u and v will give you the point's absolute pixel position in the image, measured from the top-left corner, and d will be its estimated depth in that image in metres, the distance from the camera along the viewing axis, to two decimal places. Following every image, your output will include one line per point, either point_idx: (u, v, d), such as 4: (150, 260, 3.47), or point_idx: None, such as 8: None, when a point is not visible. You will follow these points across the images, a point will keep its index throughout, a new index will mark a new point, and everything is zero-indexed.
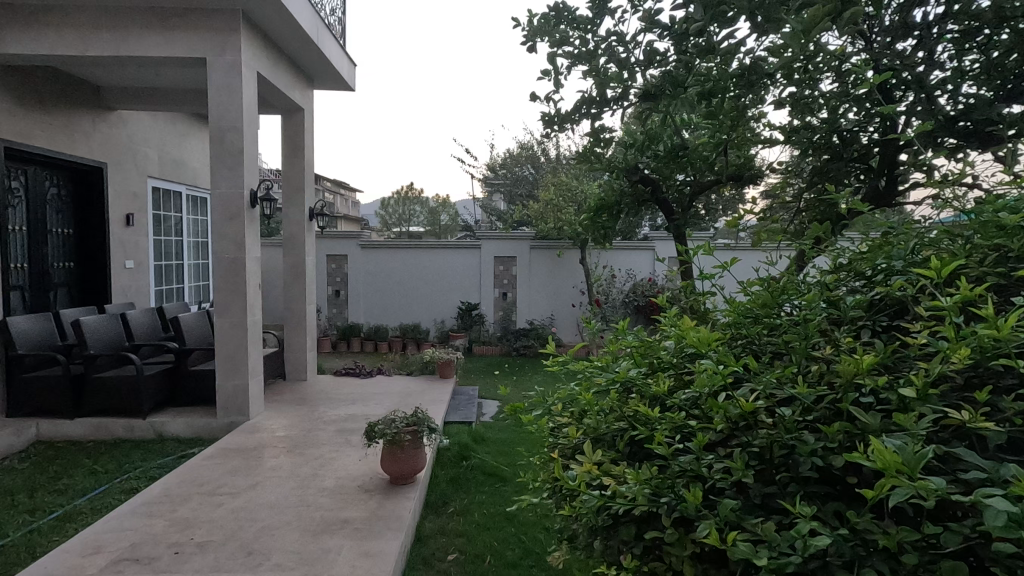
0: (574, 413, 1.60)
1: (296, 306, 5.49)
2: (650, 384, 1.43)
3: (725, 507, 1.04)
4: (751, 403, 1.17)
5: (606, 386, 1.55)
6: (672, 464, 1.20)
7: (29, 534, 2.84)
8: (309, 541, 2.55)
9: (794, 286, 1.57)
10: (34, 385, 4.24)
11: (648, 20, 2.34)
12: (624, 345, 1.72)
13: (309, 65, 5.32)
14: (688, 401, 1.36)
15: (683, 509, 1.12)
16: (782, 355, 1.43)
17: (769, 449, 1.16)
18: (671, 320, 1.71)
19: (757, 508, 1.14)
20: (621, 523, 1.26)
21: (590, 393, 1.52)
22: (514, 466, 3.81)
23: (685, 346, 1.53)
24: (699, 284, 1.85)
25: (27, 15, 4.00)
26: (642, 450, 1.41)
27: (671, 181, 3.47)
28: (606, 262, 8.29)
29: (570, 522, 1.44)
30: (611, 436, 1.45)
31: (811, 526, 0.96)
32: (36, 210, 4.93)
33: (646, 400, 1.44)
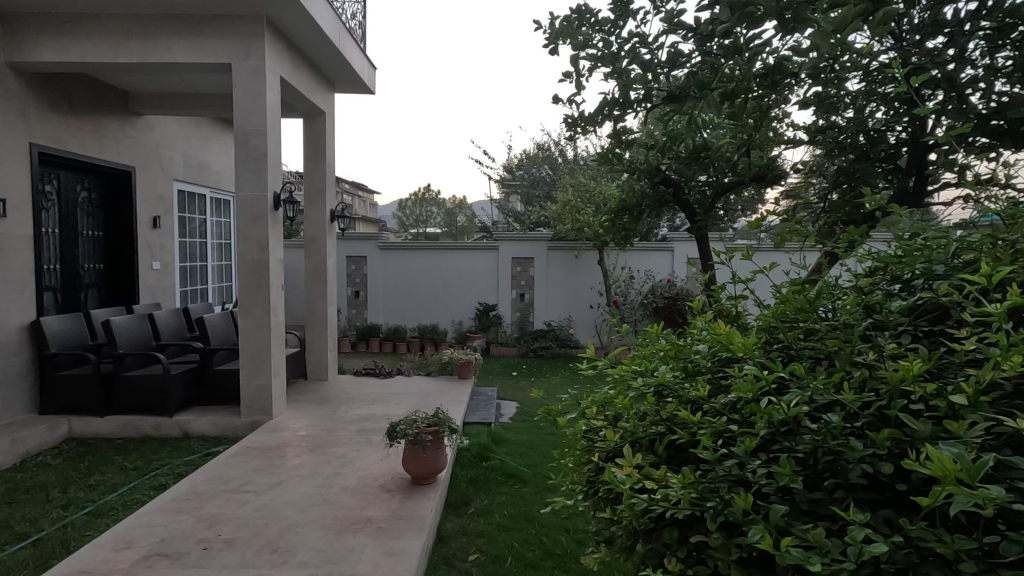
0: (609, 416, 1.62)
1: (317, 306, 5.56)
2: (689, 389, 1.44)
3: (776, 513, 1.04)
4: (796, 409, 1.17)
5: (642, 390, 1.55)
6: (716, 468, 1.20)
7: (62, 528, 2.92)
8: (332, 539, 2.58)
9: (829, 291, 1.57)
10: (67, 383, 4.37)
11: (671, 21, 2.33)
12: (658, 349, 1.72)
13: (331, 70, 5.40)
14: (728, 405, 1.36)
15: (730, 513, 1.12)
16: (822, 360, 1.42)
17: (815, 454, 1.15)
18: (704, 323, 1.71)
19: (805, 514, 1.14)
20: (662, 526, 1.27)
21: (627, 397, 1.53)
22: (534, 467, 3.82)
23: (720, 351, 1.53)
24: (730, 288, 1.84)
25: (60, 23, 4.12)
26: (683, 454, 1.41)
27: (693, 182, 3.44)
28: (624, 263, 8.25)
29: (609, 523, 1.45)
30: (648, 439, 1.46)
31: (865, 533, 0.95)
32: (69, 213, 5.08)
33: (685, 404, 1.44)
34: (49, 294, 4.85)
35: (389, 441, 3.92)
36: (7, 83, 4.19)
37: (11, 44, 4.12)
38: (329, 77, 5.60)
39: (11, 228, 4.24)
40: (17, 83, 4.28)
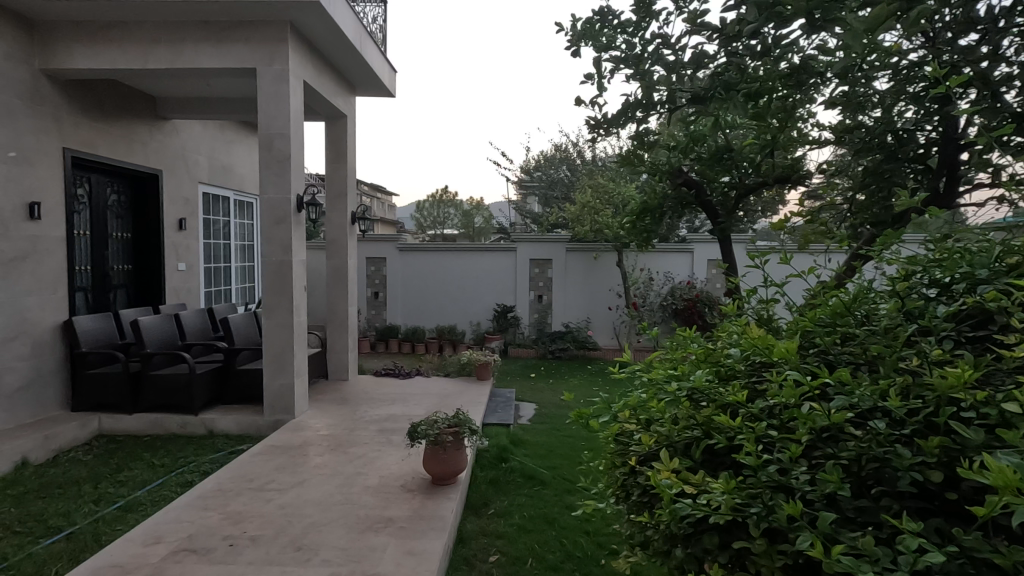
0: (642, 420, 1.62)
1: (338, 307, 5.63)
2: (726, 393, 1.43)
3: (824, 520, 1.03)
4: (840, 415, 1.16)
5: (677, 395, 1.55)
6: (759, 474, 1.20)
7: (94, 523, 2.99)
8: (355, 538, 2.61)
9: (866, 296, 1.56)
10: (97, 381, 4.49)
11: (695, 21, 2.31)
12: (694, 354, 1.72)
13: (353, 73, 5.46)
14: (767, 410, 1.36)
15: (774, 519, 1.11)
16: (861, 365, 1.40)
17: (859, 460, 1.14)
18: (737, 328, 1.71)
19: (851, 522, 1.12)
20: (701, 531, 1.26)
21: (661, 401, 1.53)
22: (554, 470, 3.81)
23: (756, 356, 1.53)
24: (762, 291, 1.83)
25: (92, 31, 4.24)
26: (721, 458, 1.41)
27: (716, 183, 3.38)
28: (644, 265, 8.19)
29: (645, 527, 1.45)
30: (684, 444, 1.46)
31: (919, 543, 0.94)
32: (99, 216, 5.21)
33: (722, 409, 1.44)
34: (80, 294, 4.98)
35: (409, 442, 3.95)
36: (42, 90, 4.32)
37: (45, 52, 4.24)
38: (351, 80, 5.67)
39: (46, 231, 4.37)
40: (52, 90, 4.42)
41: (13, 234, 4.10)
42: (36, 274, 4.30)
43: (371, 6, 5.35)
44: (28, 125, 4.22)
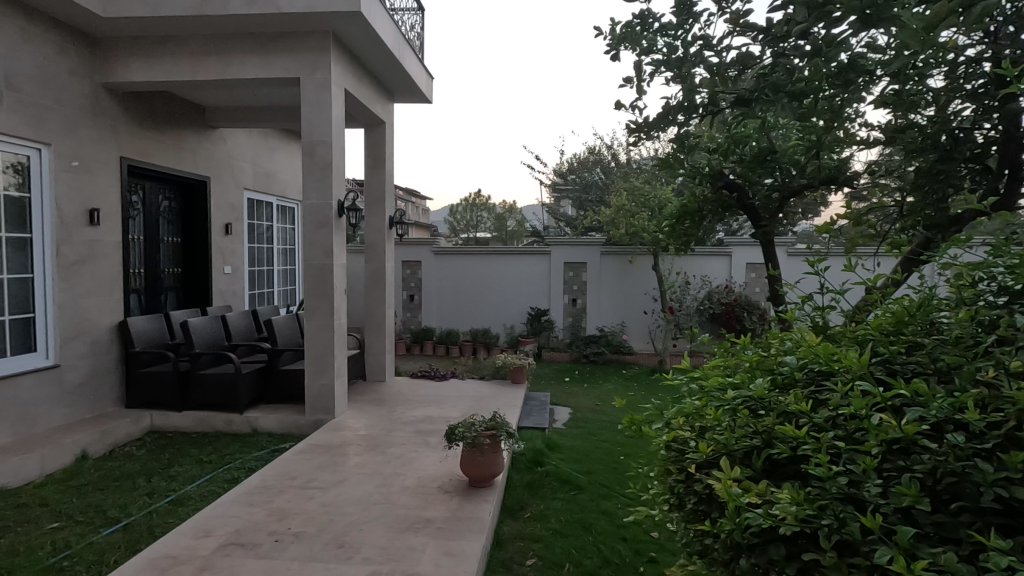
0: (697, 428, 1.62)
1: (376, 309, 5.74)
2: (788, 401, 1.42)
3: (903, 534, 1.01)
4: (914, 427, 1.13)
5: (735, 403, 1.54)
6: (827, 485, 1.18)
7: (148, 515, 3.13)
8: (395, 538, 2.65)
9: (931, 302, 1.54)
10: (150, 380, 4.69)
11: (739, 21, 2.28)
12: (750, 362, 1.71)
13: (392, 81, 5.57)
14: (832, 420, 1.34)
15: (847, 532, 1.09)
16: (930, 376, 1.36)
17: (936, 474, 1.12)
18: (795, 338, 1.70)
19: (930, 538, 1.09)
20: (765, 540, 1.25)
21: (719, 409, 1.52)
22: (590, 474, 3.79)
23: (817, 365, 1.52)
24: (818, 298, 1.80)
25: (148, 46, 4.46)
26: (784, 468, 1.39)
27: (758, 186, 3.24)
28: (681, 268, 8.07)
29: (704, 535, 1.44)
30: (744, 452, 1.44)
31: (1009, 560, 0.91)
32: (152, 221, 5.47)
33: (784, 418, 1.43)
34: (134, 296, 5.23)
35: (446, 443, 3.99)
36: (102, 102, 4.57)
37: (105, 66, 4.49)
38: (390, 88, 5.79)
39: (104, 235, 4.61)
40: (111, 102, 4.66)
41: (74, 238, 4.34)
42: (94, 276, 4.53)
43: (409, 14, 5.45)
44: (89, 136, 4.46)
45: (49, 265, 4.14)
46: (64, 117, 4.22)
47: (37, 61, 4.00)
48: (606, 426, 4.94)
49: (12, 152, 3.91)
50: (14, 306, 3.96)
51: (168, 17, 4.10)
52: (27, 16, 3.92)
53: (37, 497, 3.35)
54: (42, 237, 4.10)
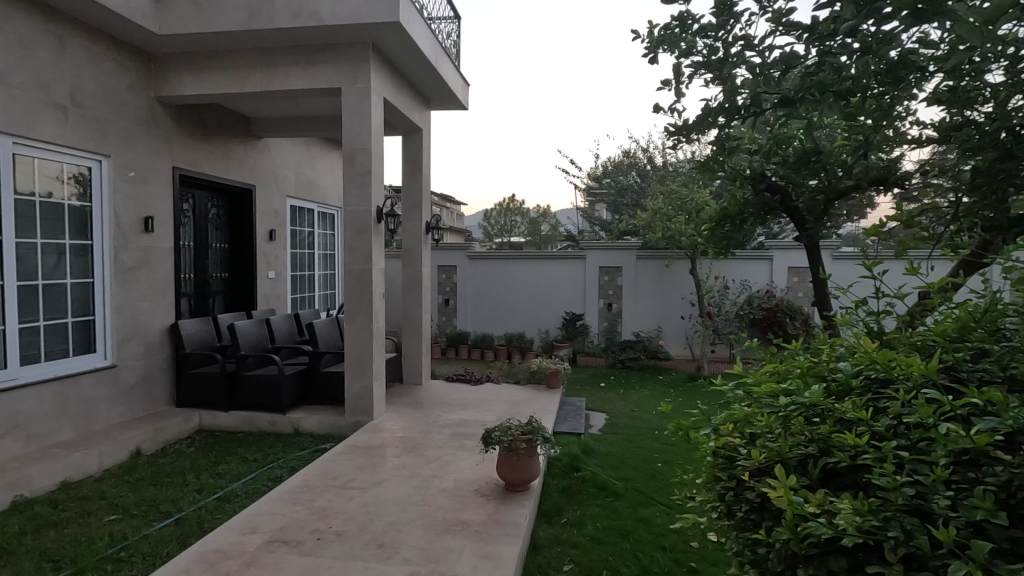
0: (748, 434, 1.59)
1: (413, 313, 5.83)
2: (845, 409, 1.39)
3: (980, 548, 0.97)
4: (986, 438, 1.10)
5: (788, 410, 1.52)
6: (893, 496, 1.15)
7: (197, 510, 3.26)
8: (433, 539, 2.68)
9: (994, 307, 1.51)
10: (199, 380, 4.89)
11: (781, 21, 2.23)
12: (801, 369, 1.68)
13: (429, 89, 5.67)
14: (893, 429, 1.31)
15: (916, 545, 1.07)
16: (998, 384, 1.33)
17: (1010, 487, 1.08)
18: (850, 345, 1.67)
19: (1005, 554, 1.05)
20: (825, 552, 1.22)
21: (772, 416, 1.50)
22: (627, 481, 3.75)
23: (875, 372, 1.48)
24: (872, 303, 1.76)
25: (199, 60, 4.66)
26: (841, 477, 1.36)
27: (802, 187, 3.12)
28: (719, 273, 7.92)
29: (757, 544, 1.42)
30: (799, 460, 1.42)
31: None
32: (202, 228, 5.70)
33: (841, 427, 1.40)
34: (185, 300, 5.47)
35: (482, 447, 4.01)
36: (156, 115, 4.80)
37: (160, 81, 4.72)
38: (427, 96, 5.89)
39: (158, 242, 4.83)
40: (164, 115, 4.89)
41: (130, 245, 4.57)
42: (149, 281, 4.75)
43: (446, 22, 5.54)
44: (145, 148, 4.70)
45: (107, 271, 4.37)
46: (122, 130, 4.46)
47: (98, 78, 4.23)
48: (644, 433, 4.87)
49: (75, 164, 4.14)
50: (76, 309, 4.19)
51: (218, 33, 4.28)
52: (90, 35, 4.15)
53: (96, 491, 3.53)
54: (101, 244, 4.33)
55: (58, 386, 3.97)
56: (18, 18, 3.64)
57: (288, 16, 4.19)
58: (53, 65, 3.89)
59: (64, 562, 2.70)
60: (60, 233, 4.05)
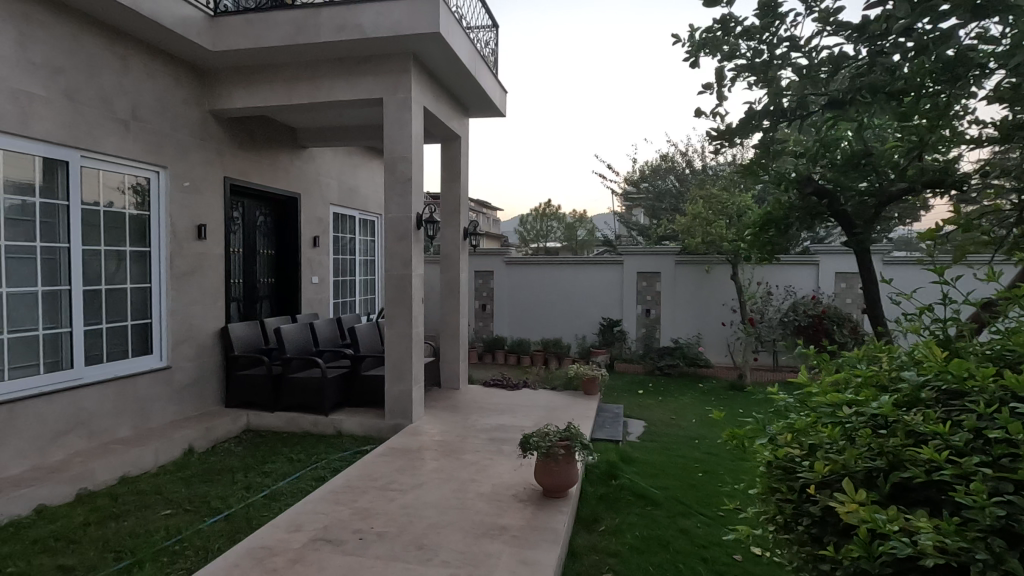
0: (809, 445, 1.57)
1: (451, 318, 5.90)
2: (917, 421, 1.35)
3: None
4: None
5: (853, 422, 1.49)
6: (977, 517, 1.11)
7: (246, 507, 3.38)
8: (472, 543, 2.70)
9: None
10: (246, 382, 5.08)
11: (828, 20, 2.16)
12: (862, 378, 1.64)
13: (467, 97, 5.75)
14: (971, 443, 1.28)
15: (1008, 568, 1.03)
16: None
17: None
18: (915, 354, 1.63)
19: None
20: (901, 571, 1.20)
21: (836, 428, 1.47)
22: (667, 491, 3.68)
23: (946, 383, 1.44)
24: (938, 310, 1.69)
25: (250, 75, 4.87)
26: (914, 493, 1.34)
27: (851, 190, 3.04)
28: (762, 278, 7.71)
29: (825, 559, 1.40)
30: (867, 474, 1.39)
31: None
32: (251, 235, 5.94)
33: (912, 440, 1.37)
34: (234, 304, 5.70)
35: (519, 452, 4.02)
36: (210, 128, 5.04)
37: (213, 95, 4.95)
38: (466, 103, 5.97)
39: (209, 249, 5.05)
40: (217, 128, 5.12)
41: (184, 251, 4.79)
42: (201, 286, 4.97)
43: (484, 31, 5.61)
44: (199, 159, 4.94)
45: (163, 276, 4.60)
46: (178, 142, 4.69)
47: (158, 93, 4.48)
48: (684, 441, 4.78)
49: (135, 175, 4.38)
50: (134, 312, 4.42)
51: (268, 48, 4.46)
52: (150, 53, 4.39)
53: (153, 486, 3.71)
54: (158, 250, 4.57)
55: (118, 385, 4.20)
56: (86, 39, 3.89)
57: (333, 30, 4.34)
58: (116, 83, 4.13)
59: (124, 552, 2.85)
60: (122, 240, 4.29)
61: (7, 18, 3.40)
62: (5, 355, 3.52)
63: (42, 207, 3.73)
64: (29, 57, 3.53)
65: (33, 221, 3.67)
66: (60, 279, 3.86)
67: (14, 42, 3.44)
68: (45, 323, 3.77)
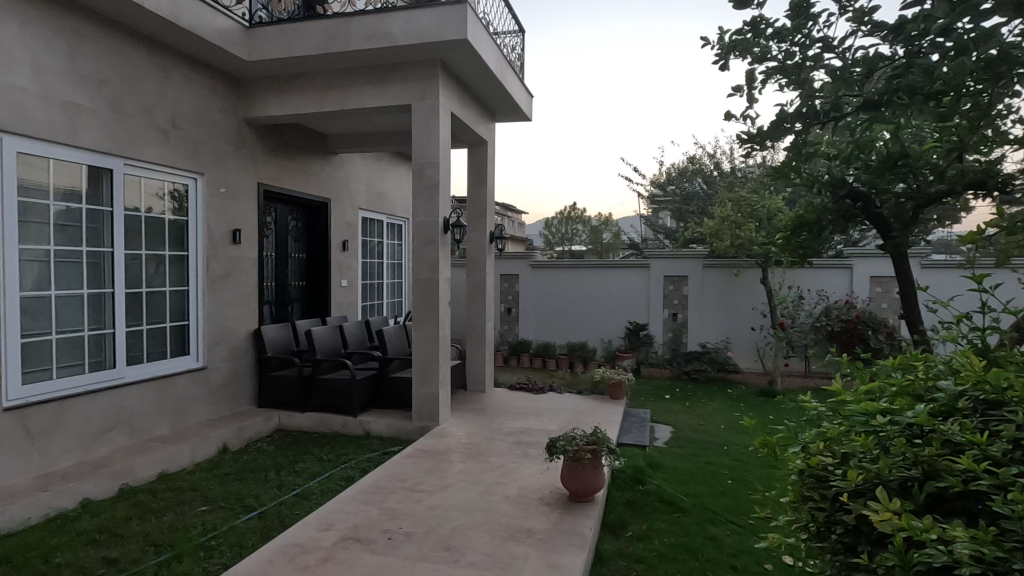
0: (843, 454, 1.55)
1: (477, 321, 5.94)
2: (953, 431, 1.32)
3: None
4: None
5: (887, 431, 1.46)
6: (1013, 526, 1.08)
7: (278, 505, 3.46)
8: (499, 545, 2.72)
9: None
10: (278, 382, 5.20)
11: (862, 20, 2.12)
12: (898, 387, 1.61)
13: (493, 102, 5.80)
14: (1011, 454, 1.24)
15: None
16: None
17: None
18: (954, 363, 1.59)
19: None
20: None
21: (870, 436, 1.45)
22: (695, 498, 3.63)
23: (985, 393, 1.41)
24: (976, 318, 1.64)
25: (283, 83, 5.00)
26: (952, 504, 1.32)
27: (886, 193, 2.96)
28: (793, 282, 7.56)
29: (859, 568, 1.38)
30: (902, 483, 1.37)
31: None
32: (283, 239, 6.09)
33: (949, 450, 1.34)
34: (267, 307, 5.84)
35: (545, 456, 4.02)
36: (245, 136, 5.19)
37: (248, 104, 5.09)
38: (492, 108, 6.02)
39: (244, 253, 5.20)
40: (251, 135, 5.27)
41: (220, 255, 4.95)
42: (235, 289, 5.12)
43: (510, 36, 5.65)
44: (235, 166, 5.09)
45: (200, 279, 4.76)
46: (215, 150, 4.85)
47: (196, 103, 4.64)
48: (713, 448, 4.70)
49: (174, 181, 4.54)
50: (173, 314, 4.58)
51: (300, 57, 4.58)
52: (189, 64, 4.55)
53: (189, 482, 3.83)
54: (195, 255, 4.72)
55: (157, 384, 4.35)
56: (130, 52, 4.06)
57: (363, 38, 4.43)
58: (158, 93, 4.30)
59: (163, 546, 2.95)
60: (161, 244, 4.45)
61: (58, 34, 3.57)
62: (54, 355, 3.69)
63: (89, 213, 3.90)
64: (78, 70, 3.70)
65: (80, 226, 3.84)
66: (104, 282, 4.02)
67: (64, 56, 3.62)
68: (90, 324, 3.93)
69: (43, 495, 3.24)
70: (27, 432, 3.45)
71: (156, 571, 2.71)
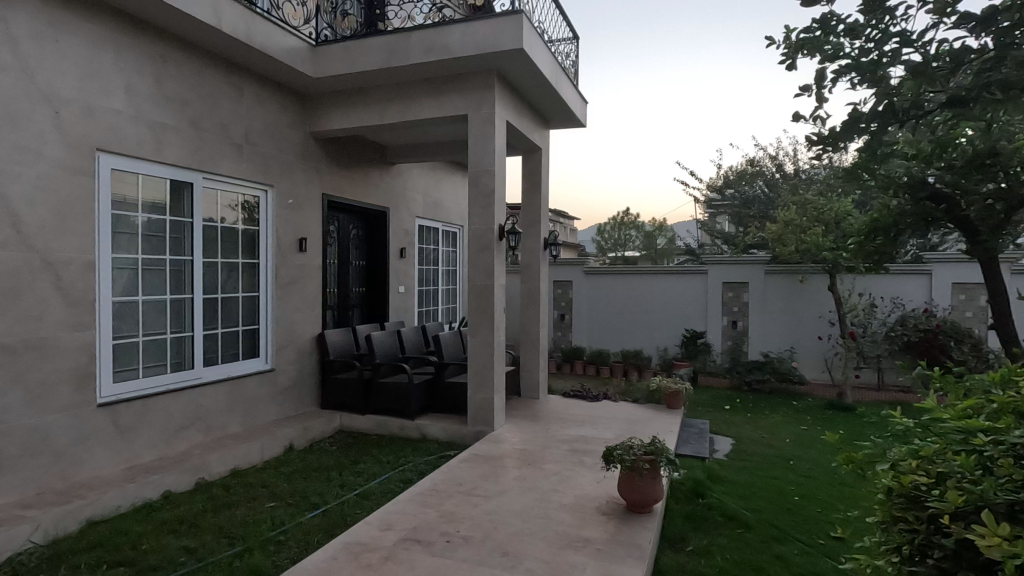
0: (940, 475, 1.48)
1: (531, 328, 5.96)
2: None
3: None
4: None
5: (989, 452, 1.38)
6: None
7: (340, 504, 3.59)
8: (556, 553, 2.71)
9: None
10: (340, 385, 5.40)
11: (945, 11, 1.98)
12: (997, 404, 1.53)
13: (548, 109, 5.83)
14: None
15: None
16: None
17: None
18: None
19: None
20: None
21: (972, 456, 1.37)
22: (759, 513, 3.50)
23: None
24: None
25: (346, 98, 5.22)
26: None
27: (973, 196, 2.69)
28: (864, 289, 7.16)
29: None
30: (1009, 508, 1.30)
31: None
32: (345, 247, 6.33)
33: None
34: (330, 312, 6.08)
35: (602, 465, 3.98)
36: (311, 149, 5.45)
37: (314, 119, 5.34)
38: (546, 115, 6.05)
39: (309, 260, 5.44)
40: (316, 148, 5.53)
41: (288, 263, 5.20)
42: (301, 295, 5.36)
43: (565, 43, 5.67)
44: (301, 178, 5.34)
45: (269, 285, 5.02)
46: (284, 163, 5.11)
47: (267, 119, 4.91)
48: (777, 462, 4.51)
49: (247, 193, 4.82)
50: (244, 318, 4.85)
51: (363, 73, 4.77)
52: (261, 83, 4.83)
53: (259, 479, 4.03)
54: (265, 262, 4.99)
55: (230, 385, 4.60)
56: (209, 74, 4.35)
57: (422, 52, 4.56)
58: (233, 111, 4.58)
59: (236, 539, 3.12)
60: (235, 253, 4.73)
61: (146, 59, 3.87)
62: (141, 356, 3.97)
63: (172, 223, 4.19)
64: (164, 92, 4.00)
65: (164, 236, 4.14)
66: (185, 288, 4.31)
67: (152, 80, 3.92)
68: (172, 328, 4.21)
69: (130, 486, 3.48)
70: (117, 427, 3.73)
71: (231, 562, 2.86)
